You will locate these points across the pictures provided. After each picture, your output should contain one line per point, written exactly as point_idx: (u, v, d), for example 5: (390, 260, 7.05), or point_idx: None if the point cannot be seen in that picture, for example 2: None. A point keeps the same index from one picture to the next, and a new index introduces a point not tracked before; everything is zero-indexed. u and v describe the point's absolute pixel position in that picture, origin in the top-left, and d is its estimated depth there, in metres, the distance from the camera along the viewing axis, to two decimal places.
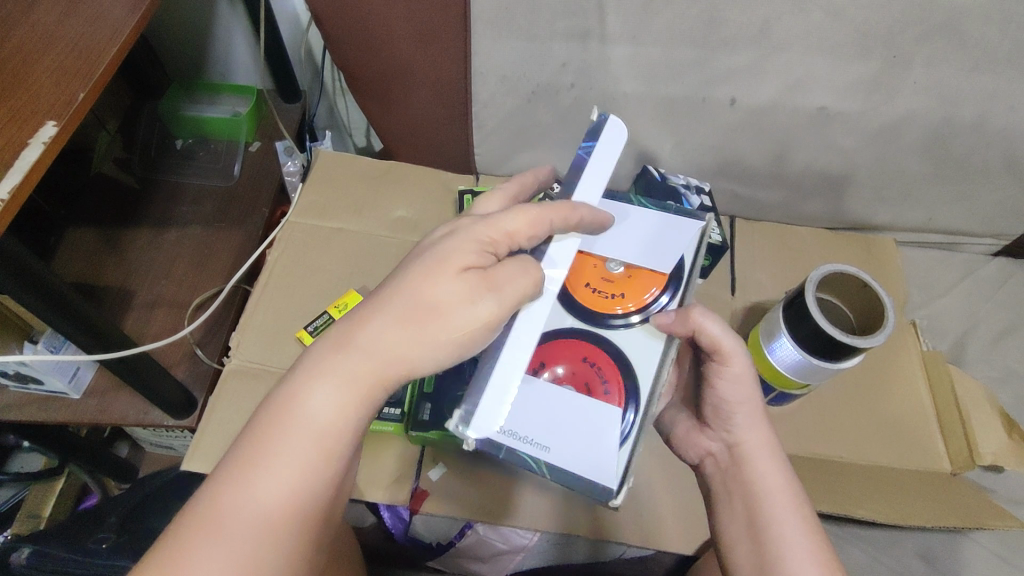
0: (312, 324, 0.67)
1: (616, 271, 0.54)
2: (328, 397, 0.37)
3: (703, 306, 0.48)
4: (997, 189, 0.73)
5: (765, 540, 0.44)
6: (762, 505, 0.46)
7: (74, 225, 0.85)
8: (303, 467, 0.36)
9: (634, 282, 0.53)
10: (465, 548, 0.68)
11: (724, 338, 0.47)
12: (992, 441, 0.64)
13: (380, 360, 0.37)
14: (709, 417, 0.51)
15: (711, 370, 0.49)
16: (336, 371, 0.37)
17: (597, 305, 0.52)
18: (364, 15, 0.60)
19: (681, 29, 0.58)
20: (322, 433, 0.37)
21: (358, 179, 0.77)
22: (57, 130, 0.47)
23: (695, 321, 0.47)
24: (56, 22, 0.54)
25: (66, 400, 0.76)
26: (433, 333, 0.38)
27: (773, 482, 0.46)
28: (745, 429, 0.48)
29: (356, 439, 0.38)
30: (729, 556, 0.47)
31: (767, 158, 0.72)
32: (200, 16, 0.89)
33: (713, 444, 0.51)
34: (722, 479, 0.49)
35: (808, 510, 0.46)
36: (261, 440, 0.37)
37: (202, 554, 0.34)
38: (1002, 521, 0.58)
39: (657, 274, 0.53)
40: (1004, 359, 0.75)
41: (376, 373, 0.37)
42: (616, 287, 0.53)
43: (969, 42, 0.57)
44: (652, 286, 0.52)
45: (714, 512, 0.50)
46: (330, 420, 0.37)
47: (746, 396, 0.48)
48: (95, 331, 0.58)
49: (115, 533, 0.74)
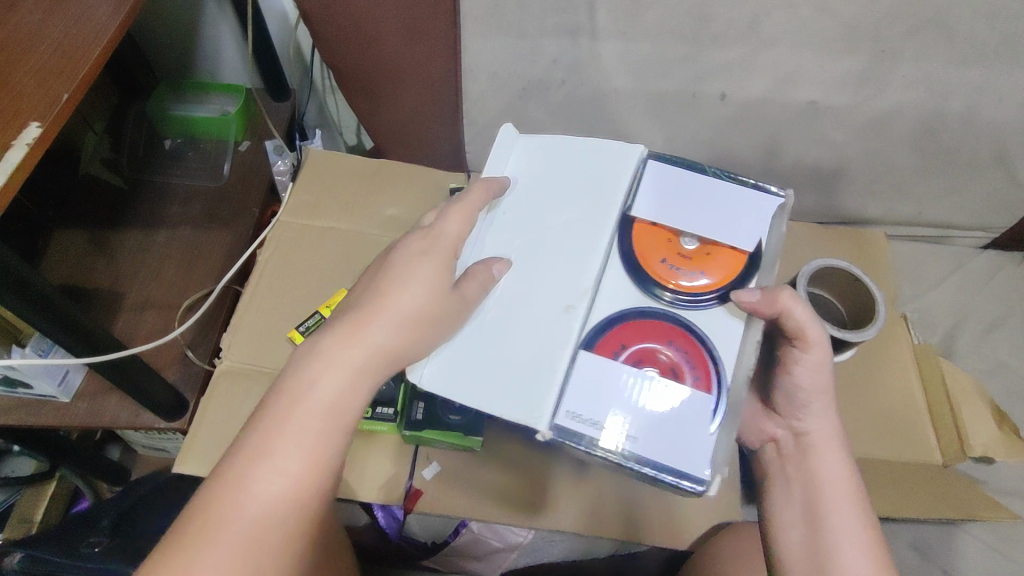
0: (304, 325, 0.66)
1: (691, 248, 0.47)
2: (317, 372, 0.41)
3: (793, 288, 0.44)
4: (985, 183, 0.73)
5: (824, 528, 0.45)
6: (823, 494, 0.46)
7: (63, 227, 0.85)
8: (304, 438, 0.39)
9: (709, 261, 0.46)
10: (460, 547, 0.68)
11: (811, 325, 0.45)
12: (982, 432, 0.65)
13: (367, 344, 0.42)
14: (780, 403, 0.50)
15: (789, 355, 0.48)
16: (329, 356, 0.41)
17: (663, 277, 0.45)
18: (352, 12, 0.60)
19: (671, 25, 0.58)
20: (319, 404, 0.40)
21: (348, 177, 0.76)
22: (42, 131, 0.47)
23: (784, 304, 0.43)
24: (39, 22, 0.53)
25: (55, 404, 0.75)
26: (398, 315, 0.42)
27: (837, 474, 0.47)
28: (816, 420, 0.48)
29: (355, 413, 0.41)
30: (775, 537, 0.47)
31: (757, 153, 0.73)
32: (187, 14, 0.89)
33: (779, 430, 0.50)
34: (782, 465, 0.49)
35: (868, 506, 0.46)
36: (267, 417, 0.40)
37: (225, 518, 0.37)
38: (993, 512, 0.62)
39: (735, 255, 0.46)
40: (993, 352, 0.76)
41: (355, 355, 0.41)
42: (687, 265, 0.46)
43: (957, 37, 0.57)
44: (726, 269, 0.46)
45: (766, 494, 0.49)
46: (325, 391, 0.40)
47: (823, 386, 0.47)
48: (84, 335, 0.57)
49: (107, 536, 0.73)
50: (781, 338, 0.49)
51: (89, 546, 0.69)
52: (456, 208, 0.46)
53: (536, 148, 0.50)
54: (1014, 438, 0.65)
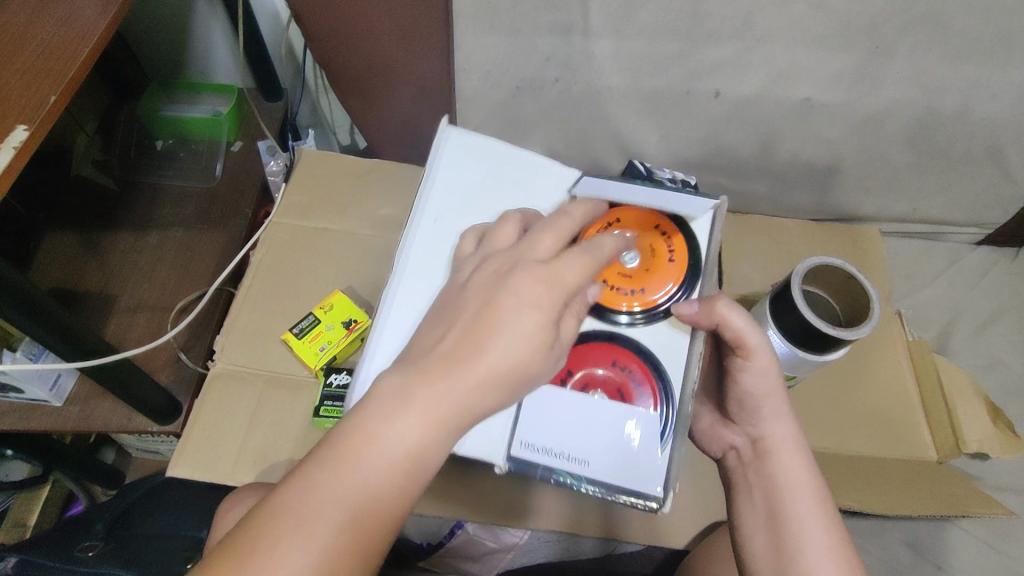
0: (298, 326, 0.65)
1: (632, 265, 0.49)
2: (398, 423, 0.34)
3: (730, 298, 0.45)
4: (981, 178, 0.73)
5: (787, 533, 0.44)
6: (783, 499, 0.46)
7: (53, 229, 0.84)
8: (368, 489, 0.34)
9: (650, 276, 0.49)
10: (456, 548, 0.68)
11: (749, 332, 0.45)
12: (979, 429, 0.65)
13: (449, 397, 0.35)
14: (734, 412, 0.50)
15: (734, 366, 0.48)
16: (410, 398, 0.34)
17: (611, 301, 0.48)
18: (344, 10, 0.59)
19: (665, 22, 0.58)
20: (394, 461, 0.34)
21: (341, 177, 0.76)
22: (29, 134, 0.46)
23: (721, 315, 0.44)
24: (27, 22, 0.53)
25: (47, 409, 0.75)
26: (490, 369, 0.35)
27: (796, 477, 0.46)
28: (770, 424, 0.48)
29: (428, 470, 0.35)
30: (743, 546, 0.47)
31: (750, 150, 0.72)
32: (178, 13, 0.88)
33: (738, 438, 0.51)
34: (744, 472, 0.49)
35: (830, 506, 0.45)
36: (328, 458, 0.34)
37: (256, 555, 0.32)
38: (987, 508, 0.58)
39: (676, 268, 0.49)
40: (989, 347, 0.76)
41: (444, 411, 0.35)
42: (630, 283, 0.49)
43: (951, 33, 0.57)
44: (668, 281, 0.48)
45: (733, 504, 0.49)
46: (401, 446, 0.34)
47: (772, 390, 0.47)
48: (75, 340, 0.57)
49: (101, 541, 0.72)
50: (725, 348, 0.48)
51: (84, 550, 0.69)
52: (552, 232, 0.40)
53: (467, 146, 0.53)
54: (1011, 435, 0.64)
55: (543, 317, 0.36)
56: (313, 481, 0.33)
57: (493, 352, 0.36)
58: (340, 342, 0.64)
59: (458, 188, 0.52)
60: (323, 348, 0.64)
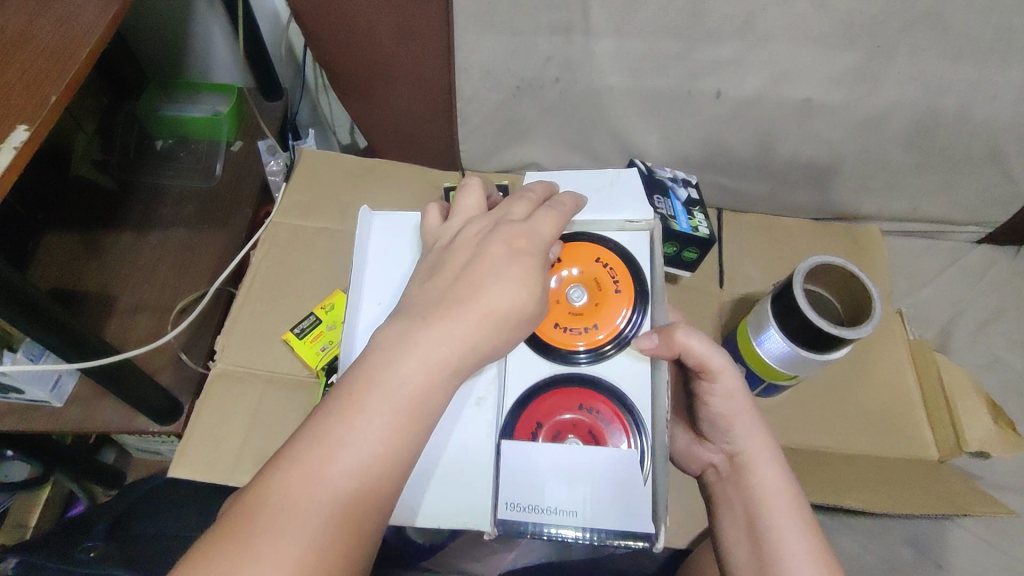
0: (299, 326, 0.65)
1: (582, 302, 0.50)
2: (404, 366, 0.37)
3: (688, 325, 0.45)
4: (982, 177, 0.73)
5: (766, 543, 0.44)
6: (761, 509, 0.46)
7: (53, 230, 0.84)
8: (381, 434, 0.36)
9: (601, 310, 0.49)
10: (460, 547, 0.69)
11: (710, 357, 0.46)
12: (979, 427, 0.64)
13: (451, 336, 0.38)
14: (707, 430, 0.52)
15: (700, 388, 0.49)
16: (412, 341, 0.38)
17: (569, 343, 0.48)
18: (344, 9, 0.59)
19: (666, 21, 0.58)
20: (404, 402, 0.37)
21: (341, 177, 0.75)
22: (29, 134, 0.46)
23: (679, 342, 0.45)
24: (27, 21, 0.53)
25: (47, 409, 0.75)
26: (488, 309, 0.39)
27: (772, 486, 0.47)
28: (743, 438, 0.49)
29: (434, 415, 0.38)
30: (726, 560, 0.47)
31: (751, 150, 0.72)
32: (178, 13, 0.88)
33: (715, 455, 0.52)
34: (723, 486, 0.51)
35: (809, 514, 0.46)
36: (337, 405, 0.36)
37: (274, 499, 0.34)
38: (988, 508, 0.57)
39: (624, 297, 0.49)
40: (990, 347, 0.76)
41: (443, 356, 0.38)
42: (584, 321, 0.49)
43: (952, 32, 0.57)
44: (620, 310, 0.49)
45: (716, 520, 0.50)
46: (408, 388, 0.37)
47: (739, 407, 0.49)
48: (76, 341, 0.57)
49: (102, 541, 0.72)
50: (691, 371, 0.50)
51: (84, 551, 0.69)
52: (523, 200, 0.46)
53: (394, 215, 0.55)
54: (1012, 434, 0.62)
55: (528, 259, 0.41)
56: (320, 430, 0.36)
57: (487, 292, 0.40)
58: (341, 342, 0.64)
59: (405, 240, 0.54)
60: (324, 348, 0.64)
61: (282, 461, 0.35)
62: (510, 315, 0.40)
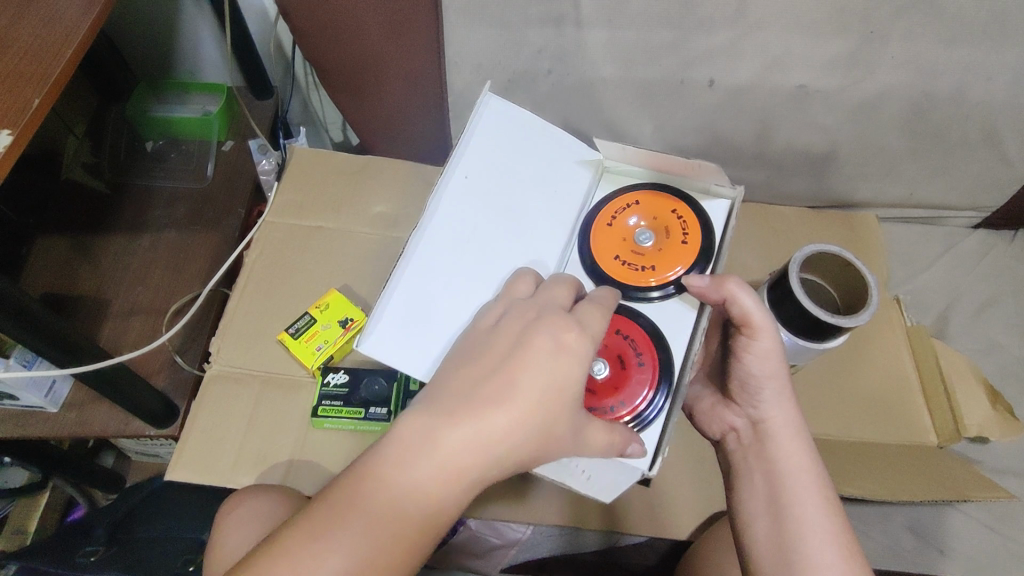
0: (293, 326, 0.65)
1: (648, 245, 0.56)
2: (425, 462, 0.37)
3: (739, 277, 0.48)
4: (977, 161, 0.73)
5: (788, 517, 0.46)
6: (784, 484, 0.47)
7: (44, 234, 0.83)
8: (386, 537, 0.36)
9: (662, 257, 0.54)
10: (459, 543, 0.67)
11: (755, 312, 0.47)
12: (979, 412, 0.66)
13: (477, 442, 0.37)
14: (735, 393, 0.52)
15: (739, 345, 0.49)
16: (430, 438, 0.37)
17: (625, 277, 0.54)
18: (332, 6, 0.58)
19: (657, 11, 0.57)
20: (418, 505, 0.37)
21: (333, 174, 0.75)
22: (12, 139, 0.46)
23: (728, 290, 0.47)
24: (7, 26, 0.52)
25: (43, 415, 0.75)
26: (521, 406, 0.38)
27: (796, 461, 0.48)
28: (770, 406, 0.50)
29: (446, 517, 0.38)
30: (742, 530, 0.48)
31: (747, 138, 0.72)
32: (166, 13, 0.87)
33: (739, 419, 0.53)
34: (745, 454, 0.51)
35: (829, 490, 0.47)
36: (348, 498, 0.37)
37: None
38: (989, 492, 0.58)
39: (687, 251, 0.54)
40: (986, 331, 0.76)
41: (459, 454, 0.37)
42: (644, 261, 0.55)
43: (946, 15, 0.57)
44: (678, 264, 0.53)
45: (734, 488, 0.50)
46: (424, 491, 0.37)
47: (774, 372, 0.49)
48: (69, 346, 0.57)
49: (103, 545, 0.73)
50: (731, 327, 0.50)
51: (84, 555, 0.70)
52: (563, 284, 0.45)
53: (505, 123, 0.57)
54: (1007, 418, 0.66)
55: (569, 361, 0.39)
56: (337, 517, 0.37)
57: (515, 396, 0.38)
58: (336, 342, 0.63)
59: (487, 178, 0.55)
60: (319, 347, 0.63)
61: (290, 536, 0.37)
62: (545, 412, 0.38)
